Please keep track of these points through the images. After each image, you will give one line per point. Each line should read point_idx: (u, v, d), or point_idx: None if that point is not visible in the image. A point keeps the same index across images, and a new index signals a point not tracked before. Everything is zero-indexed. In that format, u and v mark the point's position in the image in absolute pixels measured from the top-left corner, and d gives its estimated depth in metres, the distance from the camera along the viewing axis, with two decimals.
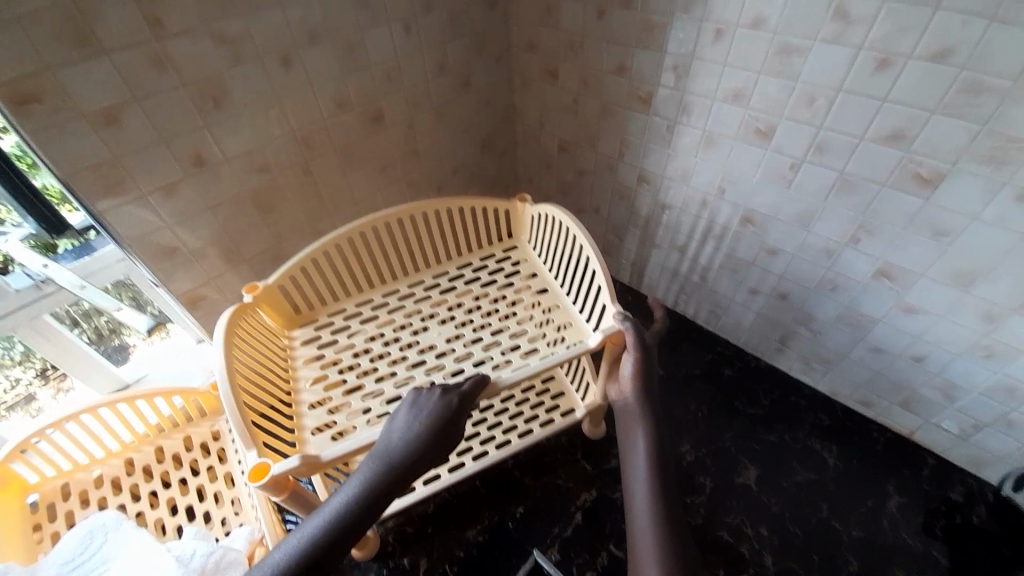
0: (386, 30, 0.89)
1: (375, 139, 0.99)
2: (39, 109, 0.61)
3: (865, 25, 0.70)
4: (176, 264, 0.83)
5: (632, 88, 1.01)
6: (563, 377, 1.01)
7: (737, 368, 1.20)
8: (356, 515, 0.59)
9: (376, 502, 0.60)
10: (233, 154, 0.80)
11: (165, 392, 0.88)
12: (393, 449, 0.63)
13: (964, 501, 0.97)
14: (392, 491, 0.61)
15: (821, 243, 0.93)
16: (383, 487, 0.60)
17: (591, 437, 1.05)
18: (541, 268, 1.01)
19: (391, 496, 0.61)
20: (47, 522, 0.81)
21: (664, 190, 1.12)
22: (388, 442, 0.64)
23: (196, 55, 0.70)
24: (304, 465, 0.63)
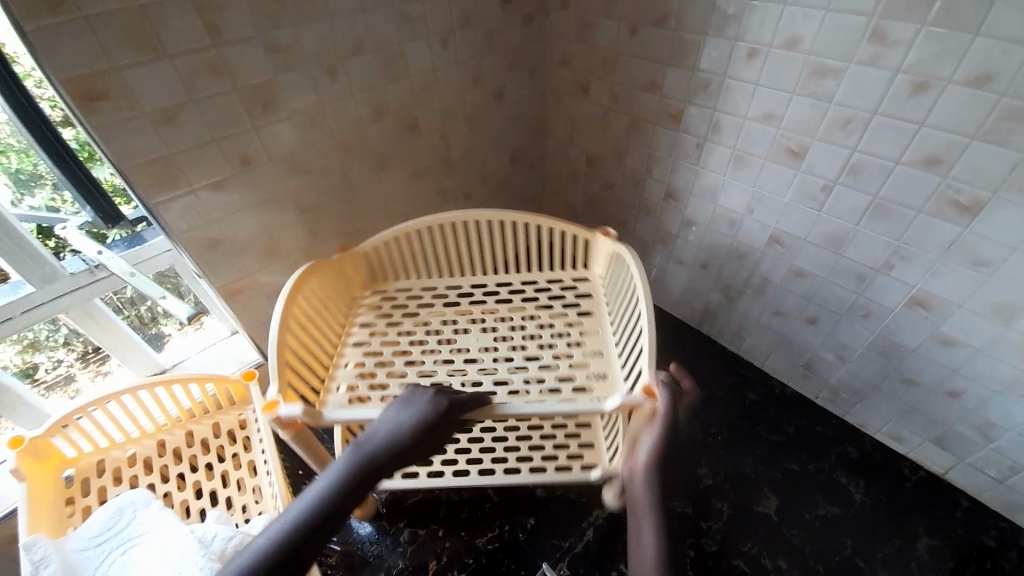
0: (426, 42, 0.93)
1: (409, 146, 1.03)
2: (106, 106, 0.66)
3: (903, 48, 0.69)
4: (216, 256, 0.87)
5: (663, 105, 1.02)
6: (600, 431, 0.97)
7: (761, 393, 1.17)
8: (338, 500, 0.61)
9: (358, 489, 0.62)
10: (276, 155, 0.84)
11: (199, 378, 0.92)
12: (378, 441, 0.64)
13: (1001, 549, 0.91)
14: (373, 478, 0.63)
15: (853, 268, 0.90)
16: (365, 475, 0.63)
17: (613, 510, 0.95)
18: (603, 309, 0.96)
19: (373, 481, 0.63)
20: (79, 497, 0.85)
21: (691, 207, 1.11)
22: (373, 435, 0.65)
23: (249, 61, 0.74)
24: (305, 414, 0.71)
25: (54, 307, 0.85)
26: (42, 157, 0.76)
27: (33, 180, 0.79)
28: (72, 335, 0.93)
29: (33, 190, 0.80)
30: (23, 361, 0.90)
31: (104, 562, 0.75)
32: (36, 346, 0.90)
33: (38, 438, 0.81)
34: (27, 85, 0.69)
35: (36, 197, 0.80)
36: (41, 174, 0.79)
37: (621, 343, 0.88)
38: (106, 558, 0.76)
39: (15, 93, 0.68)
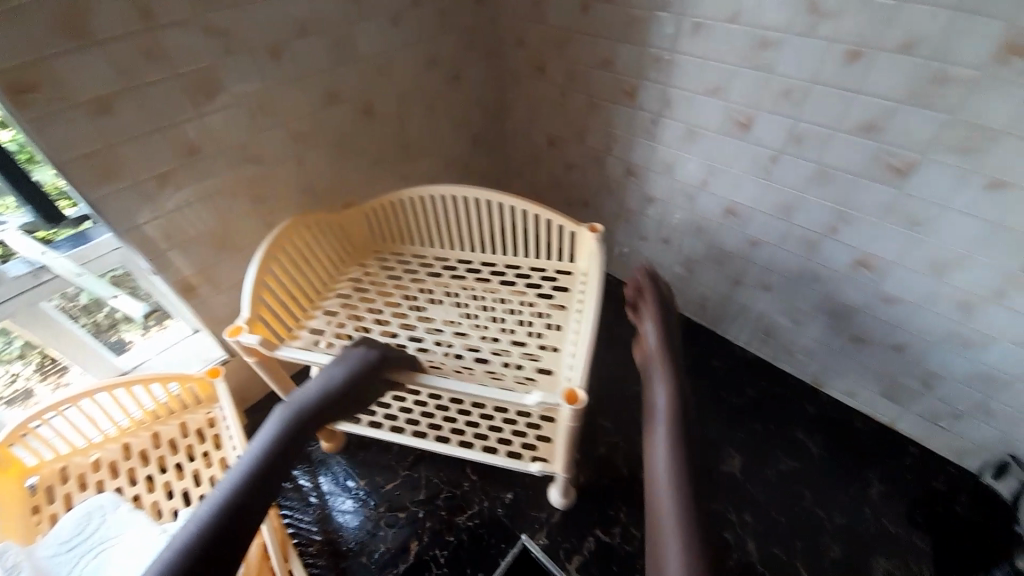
0: (375, 24, 0.91)
1: (365, 132, 1.01)
2: (35, 98, 0.63)
3: (835, 17, 0.72)
4: (168, 253, 0.85)
5: (618, 82, 1.03)
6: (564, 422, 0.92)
7: (725, 360, 1.21)
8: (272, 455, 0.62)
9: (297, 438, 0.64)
10: (224, 144, 0.82)
11: (160, 377, 0.89)
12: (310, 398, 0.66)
13: (947, 490, 0.98)
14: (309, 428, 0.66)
15: (802, 234, 0.94)
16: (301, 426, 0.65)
17: (554, 502, 0.95)
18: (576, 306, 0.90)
19: (309, 431, 0.65)
20: (44, 505, 0.83)
21: (651, 183, 1.13)
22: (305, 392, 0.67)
23: (188, 46, 0.72)
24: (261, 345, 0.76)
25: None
26: None
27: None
28: (27, 346, 0.91)
29: None
30: None
31: (75, 568, 0.74)
32: None
33: None
34: None
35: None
36: None
37: (575, 345, 0.82)
38: (77, 563, 0.74)
39: None
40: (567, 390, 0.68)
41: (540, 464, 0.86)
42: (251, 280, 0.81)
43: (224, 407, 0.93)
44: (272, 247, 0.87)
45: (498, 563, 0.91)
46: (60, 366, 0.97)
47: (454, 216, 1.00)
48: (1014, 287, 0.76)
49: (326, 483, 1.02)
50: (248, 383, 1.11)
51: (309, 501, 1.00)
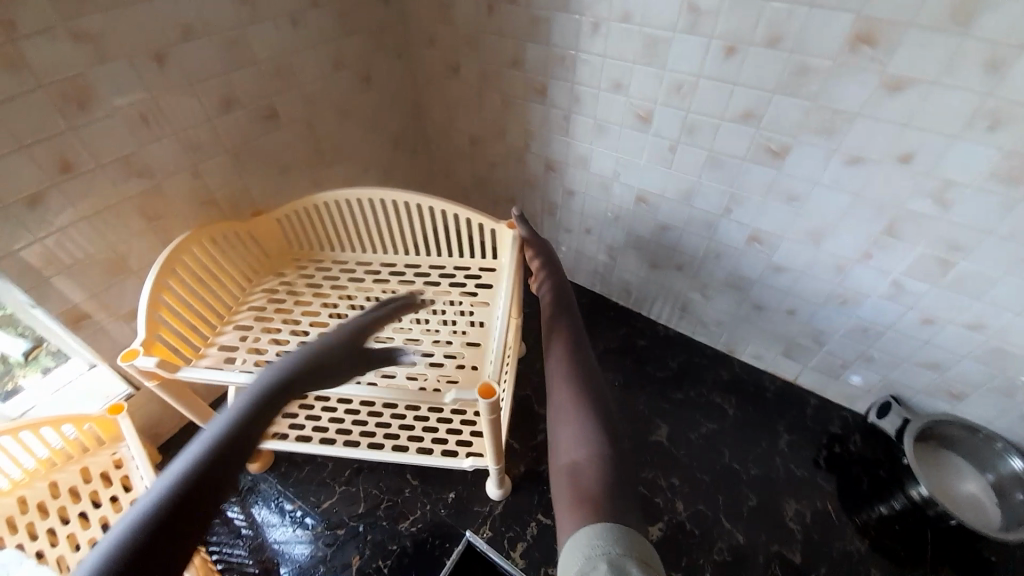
0: (272, 26, 0.88)
1: (272, 138, 0.97)
2: None
3: (712, 17, 0.79)
4: (50, 282, 0.77)
5: (528, 80, 1.06)
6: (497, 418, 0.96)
7: (648, 338, 1.29)
8: (221, 454, 0.53)
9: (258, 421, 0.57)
10: (107, 159, 0.76)
11: (53, 421, 0.81)
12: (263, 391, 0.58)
13: (842, 433, 1.11)
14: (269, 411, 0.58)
15: (703, 215, 1.03)
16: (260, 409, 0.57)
17: (494, 497, 0.97)
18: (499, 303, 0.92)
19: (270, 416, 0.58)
20: None
21: (568, 176, 1.18)
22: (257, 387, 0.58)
23: (52, 54, 0.65)
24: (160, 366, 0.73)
25: None
26: None
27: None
28: None
29: None
30: None
31: None
32: None
33: None
34: None
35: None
36: None
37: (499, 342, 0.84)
38: None
39: None
40: (483, 385, 0.70)
41: (471, 459, 0.89)
42: (145, 299, 0.76)
43: (134, 446, 0.87)
44: (169, 263, 0.81)
45: (444, 563, 0.91)
46: None
47: (373, 220, 0.98)
48: (874, 248, 0.87)
49: (258, 510, 0.98)
50: (162, 413, 1.03)
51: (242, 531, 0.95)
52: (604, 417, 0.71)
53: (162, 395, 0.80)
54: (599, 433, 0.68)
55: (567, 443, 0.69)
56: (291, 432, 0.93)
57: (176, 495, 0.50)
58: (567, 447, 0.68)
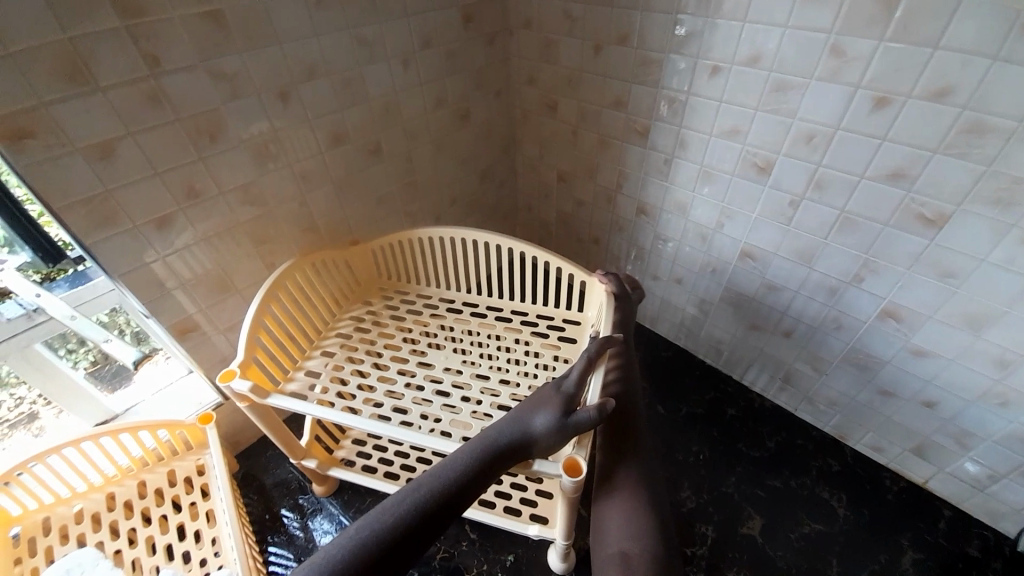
0: (386, 66, 0.91)
1: (372, 171, 1.00)
2: (33, 144, 0.61)
3: (862, 64, 0.69)
4: (165, 295, 0.82)
5: (630, 122, 1.01)
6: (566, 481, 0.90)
7: (741, 408, 1.16)
8: (412, 525, 0.61)
9: (460, 496, 0.63)
10: (227, 186, 0.80)
11: (150, 426, 0.85)
12: (458, 471, 0.64)
13: (982, 557, 0.90)
14: (470, 491, 0.64)
15: (825, 282, 0.90)
16: (464, 483, 0.64)
17: (555, 569, 0.89)
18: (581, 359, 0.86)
19: (472, 493, 0.64)
20: (27, 558, 0.78)
21: (662, 223, 1.10)
22: (452, 466, 0.64)
23: (192, 90, 0.70)
24: (254, 391, 0.74)
25: None
26: None
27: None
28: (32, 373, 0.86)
29: None
30: None
31: None
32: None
33: None
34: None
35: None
36: None
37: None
38: None
39: None
40: (568, 459, 0.64)
41: (537, 527, 0.83)
42: (249, 321, 0.79)
43: (214, 456, 0.89)
44: (274, 289, 0.84)
45: None
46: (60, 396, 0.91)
47: (463, 258, 0.98)
48: None
49: (315, 525, 0.99)
50: (244, 423, 1.07)
51: (299, 544, 0.97)
52: (656, 505, 0.67)
53: (250, 416, 0.80)
54: (653, 526, 0.64)
55: (618, 528, 0.64)
56: (358, 461, 0.95)
57: (371, 553, 0.58)
58: (617, 534, 0.64)
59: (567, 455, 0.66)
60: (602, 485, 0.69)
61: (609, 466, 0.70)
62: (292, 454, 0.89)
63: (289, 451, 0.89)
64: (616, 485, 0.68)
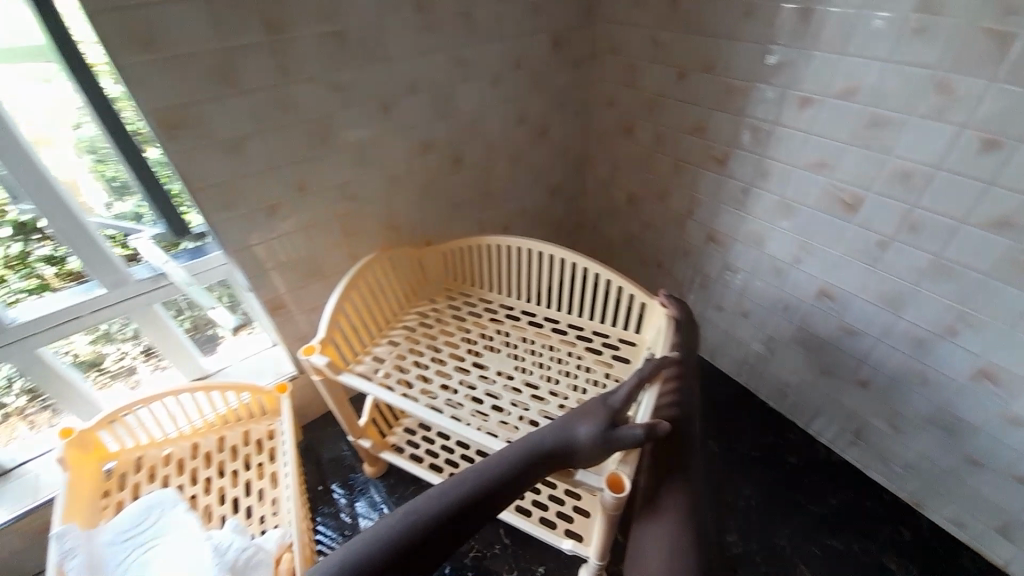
0: (476, 84, 0.98)
1: (452, 179, 1.07)
2: (183, 133, 0.72)
3: (972, 104, 0.65)
4: (263, 273, 0.92)
5: (708, 149, 1.00)
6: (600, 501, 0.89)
7: (802, 457, 1.09)
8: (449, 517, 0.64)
9: (497, 493, 0.66)
10: (327, 183, 0.90)
11: (236, 387, 0.94)
12: (499, 469, 0.66)
13: None
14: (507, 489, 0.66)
15: (910, 331, 0.84)
16: (503, 481, 0.66)
17: None
18: None
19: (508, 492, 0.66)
20: (115, 491, 0.89)
21: (733, 253, 1.08)
22: (493, 464, 0.67)
23: (311, 96, 0.80)
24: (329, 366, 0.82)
25: (120, 309, 0.92)
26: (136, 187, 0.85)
27: (106, 191, 0.85)
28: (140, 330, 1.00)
29: (125, 197, 0.86)
30: (93, 350, 0.97)
31: (125, 558, 0.79)
32: (108, 337, 0.97)
33: (86, 431, 0.86)
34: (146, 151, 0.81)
35: (125, 204, 0.87)
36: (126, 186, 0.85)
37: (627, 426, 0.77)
38: (128, 554, 0.79)
39: (131, 150, 0.80)
40: (610, 475, 0.65)
41: (572, 542, 0.83)
42: (332, 303, 0.87)
43: (285, 422, 0.97)
44: (357, 277, 0.93)
45: None
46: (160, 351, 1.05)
47: (527, 269, 1.02)
48: None
49: (360, 505, 1.05)
50: (310, 398, 1.16)
51: (345, 519, 1.03)
52: (699, 536, 0.65)
53: (320, 391, 0.88)
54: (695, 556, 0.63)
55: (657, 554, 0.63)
56: (407, 449, 1.01)
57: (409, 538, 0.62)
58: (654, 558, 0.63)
59: (610, 470, 0.67)
60: (644, 508, 0.69)
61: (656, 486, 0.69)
62: (350, 432, 0.96)
63: (349, 429, 0.95)
64: (660, 510, 0.67)
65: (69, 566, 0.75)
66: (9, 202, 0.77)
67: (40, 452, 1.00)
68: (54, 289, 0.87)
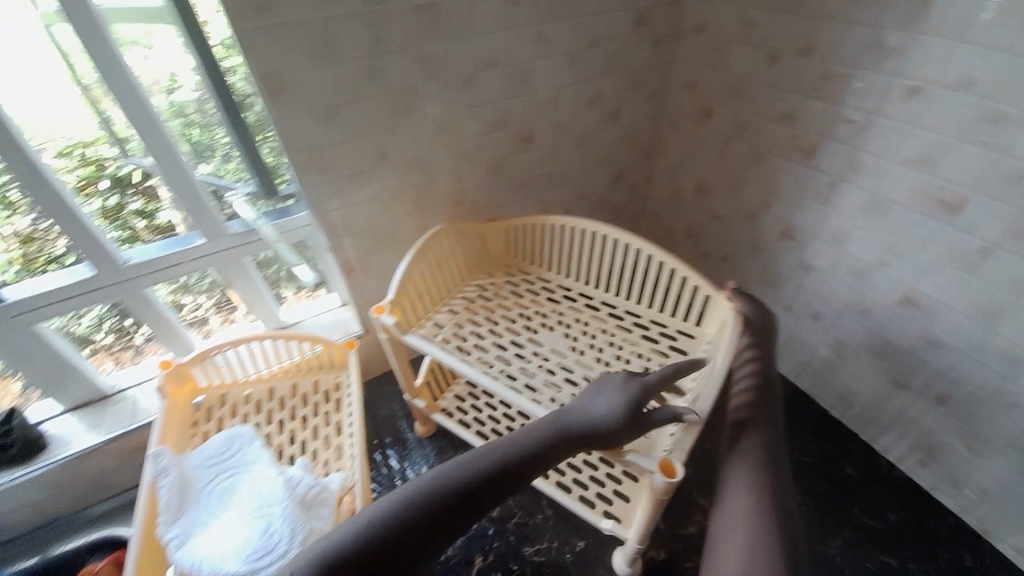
0: (555, 61, 0.98)
1: (522, 156, 1.08)
2: (284, 97, 0.78)
3: None
4: (341, 235, 0.98)
5: (793, 138, 0.95)
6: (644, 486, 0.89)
7: (862, 470, 1.04)
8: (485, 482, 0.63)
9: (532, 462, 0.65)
10: (405, 153, 0.94)
11: (310, 339, 1.02)
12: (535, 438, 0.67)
13: None
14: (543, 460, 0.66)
15: (1005, 348, 0.77)
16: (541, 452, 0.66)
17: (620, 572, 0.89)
18: None
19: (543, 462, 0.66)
20: (202, 422, 0.98)
21: (808, 251, 1.03)
22: (532, 433, 0.67)
23: (400, 67, 0.83)
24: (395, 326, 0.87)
25: (214, 259, 1.01)
26: (233, 149, 0.94)
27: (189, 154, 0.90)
28: (214, 283, 1.09)
29: (208, 158, 0.93)
30: (172, 300, 1.07)
31: (211, 482, 0.87)
32: (186, 288, 1.07)
33: (182, 365, 0.96)
34: (247, 118, 0.91)
35: (208, 164, 0.93)
36: (214, 147, 0.93)
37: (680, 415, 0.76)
38: (214, 479, 0.88)
39: (236, 115, 0.89)
40: (664, 460, 0.66)
41: (613, 523, 0.84)
42: (402, 268, 0.92)
43: (351, 376, 1.04)
44: (426, 245, 0.97)
45: None
46: (231, 305, 1.15)
47: (589, 251, 1.02)
48: None
49: (410, 462, 1.11)
50: (371, 358, 1.23)
51: (395, 474, 1.10)
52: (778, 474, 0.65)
53: (384, 348, 0.94)
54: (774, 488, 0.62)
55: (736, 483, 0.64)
56: (457, 414, 1.05)
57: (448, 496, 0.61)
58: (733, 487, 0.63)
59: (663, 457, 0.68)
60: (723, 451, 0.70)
61: (726, 473, 0.66)
62: (407, 392, 1.02)
63: (406, 388, 1.01)
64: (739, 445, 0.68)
65: (161, 484, 0.84)
66: (115, 157, 0.87)
67: (136, 381, 1.14)
68: (146, 239, 0.97)
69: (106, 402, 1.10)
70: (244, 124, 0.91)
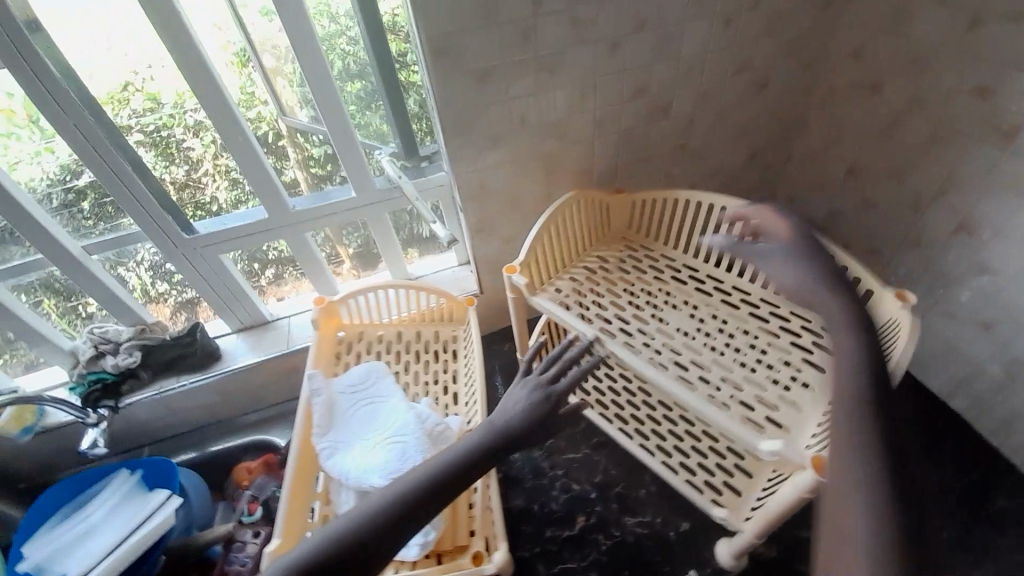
0: (707, 25, 0.93)
1: (655, 127, 1.05)
2: (445, 61, 0.83)
3: None
4: (473, 197, 1.04)
5: (989, 117, 0.83)
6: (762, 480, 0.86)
7: (1014, 500, 0.98)
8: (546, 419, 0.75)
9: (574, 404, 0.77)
10: (544, 119, 0.96)
11: (437, 291, 1.10)
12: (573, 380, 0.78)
13: None
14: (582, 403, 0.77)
15: None
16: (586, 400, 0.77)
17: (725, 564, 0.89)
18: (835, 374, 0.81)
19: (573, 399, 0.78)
20: (344, 354, 1.12)
21: (988, 251, 0.90)
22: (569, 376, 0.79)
23: (552, 31, 0.85)
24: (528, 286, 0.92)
25: (357, 213, 1.13)
26: (383, 112, 1.03)
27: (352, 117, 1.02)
28: (325, 240, 1.22)
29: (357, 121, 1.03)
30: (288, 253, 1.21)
31: (352, 404, 0.99)
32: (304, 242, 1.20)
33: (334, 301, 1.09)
34: (404, 82, 0.99)
35: (359, 127, 1.03)
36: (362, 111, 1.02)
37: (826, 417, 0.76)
38: (355, 401, 0.99)
39: (394, 79, 0.98)
40: (815, 457, 0.65)
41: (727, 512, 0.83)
42: (535, 233, 0.95)
43: (470, 329, 1.11)
44: (556, 214, 0.99)
45: None
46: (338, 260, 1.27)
47: None
48: None
49: None
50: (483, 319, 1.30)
51: None
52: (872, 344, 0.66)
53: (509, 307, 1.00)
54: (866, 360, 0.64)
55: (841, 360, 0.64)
56: None
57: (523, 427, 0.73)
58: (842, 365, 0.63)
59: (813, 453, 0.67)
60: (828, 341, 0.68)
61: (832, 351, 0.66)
62: (522, 351, 1.07)
63: (523, 348, 1.07)
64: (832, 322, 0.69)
65: (315, 401, 0.98)
66: (272, 115, 0.99)
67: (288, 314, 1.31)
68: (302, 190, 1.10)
69: (265, 328, 1.29)
70: (400, 88, 0.99)
